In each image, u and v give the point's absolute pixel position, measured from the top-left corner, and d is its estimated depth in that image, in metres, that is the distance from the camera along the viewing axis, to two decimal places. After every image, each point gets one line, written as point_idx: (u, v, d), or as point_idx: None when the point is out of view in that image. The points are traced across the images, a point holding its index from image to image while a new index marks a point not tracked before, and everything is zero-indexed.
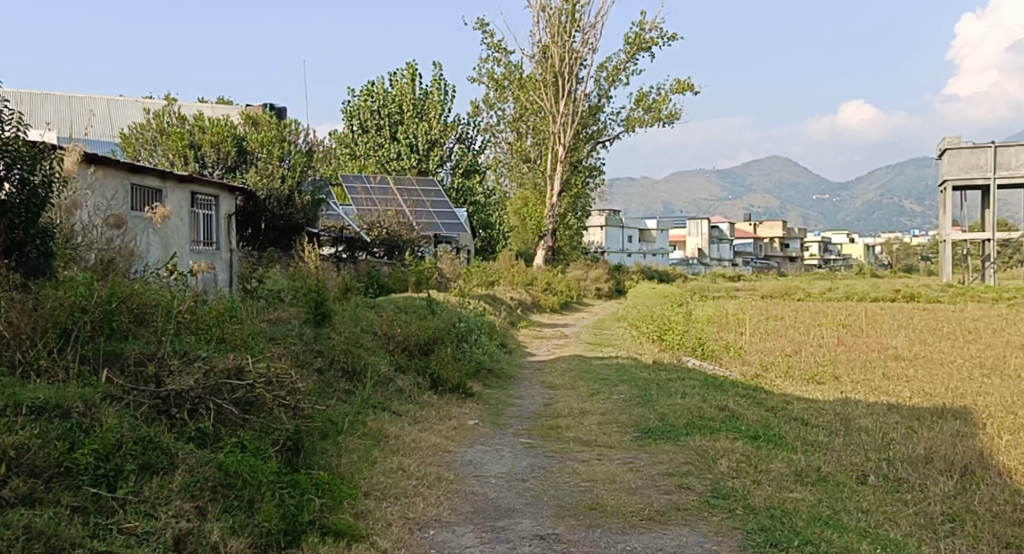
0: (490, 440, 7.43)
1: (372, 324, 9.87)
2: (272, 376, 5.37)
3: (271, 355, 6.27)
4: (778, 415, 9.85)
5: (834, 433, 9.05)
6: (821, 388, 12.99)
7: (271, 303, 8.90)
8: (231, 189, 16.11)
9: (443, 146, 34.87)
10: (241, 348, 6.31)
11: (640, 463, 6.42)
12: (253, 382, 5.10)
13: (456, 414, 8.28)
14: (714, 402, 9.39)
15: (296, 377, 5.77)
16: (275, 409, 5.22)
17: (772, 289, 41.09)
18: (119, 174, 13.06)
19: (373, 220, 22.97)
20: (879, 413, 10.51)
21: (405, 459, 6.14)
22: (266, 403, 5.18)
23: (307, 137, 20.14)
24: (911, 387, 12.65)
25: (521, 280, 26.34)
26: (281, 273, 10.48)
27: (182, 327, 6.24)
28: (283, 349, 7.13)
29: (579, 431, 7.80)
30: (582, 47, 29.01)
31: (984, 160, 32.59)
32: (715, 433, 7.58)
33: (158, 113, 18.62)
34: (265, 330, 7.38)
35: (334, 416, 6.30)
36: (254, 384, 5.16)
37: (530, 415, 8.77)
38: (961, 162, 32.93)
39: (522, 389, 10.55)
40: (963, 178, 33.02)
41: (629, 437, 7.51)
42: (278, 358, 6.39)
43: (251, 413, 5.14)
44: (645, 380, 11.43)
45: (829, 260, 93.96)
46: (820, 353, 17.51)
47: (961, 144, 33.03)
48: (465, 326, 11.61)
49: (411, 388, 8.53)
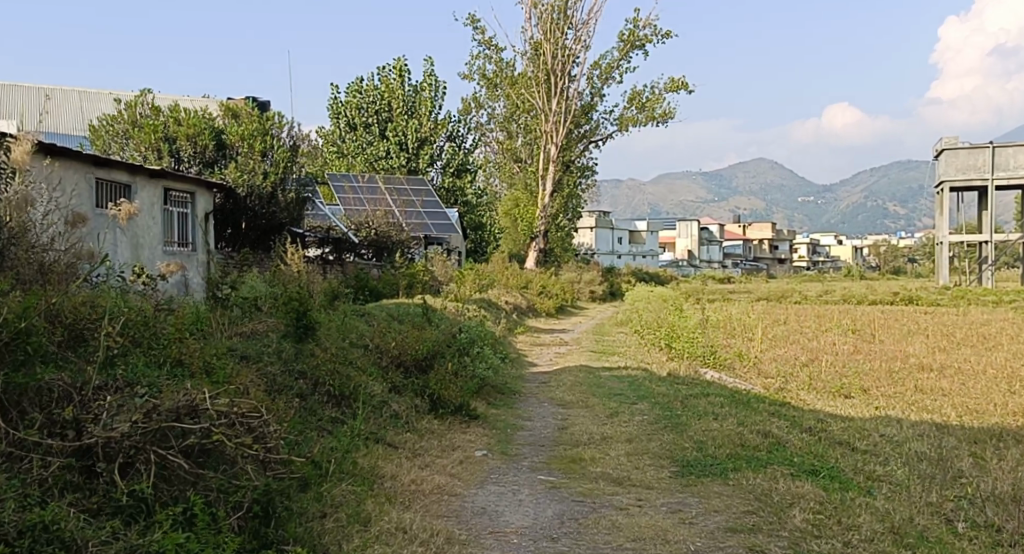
0: (502, 478, 6.28)
1: (363, 336, 8.71)
2: (239, 407, 4.20)
3: (238, 384, 5.13)
4: (820, 438, 8.72)
5: (889, 461, 7.91)
6: (852, 403, 11.87)
7: (247, 313, 7.73)
8: (208, 185, 14.92)
9: (433, 145, 33.62)
10: (201, 377, 5.16)
11: (690, 512, 5.30)
12: (210, 424, 3.94)
13: (462, 444, 7.12)
14: (753, 426, 8.22)
15: (267, 413, 4.59)
16: (239, 461, 4.07)
17: (768, 292, 40.07)
18: (82, 167, 11.87)
19: (360, 220, 21.76)
20: (928, 435, 9.36)
21: (405, 513, 4.98)
22: (226, 452, 4.02)
23: (292, 130, 18.74)
24: (951, 402, 11.54)
25: (515, 284, 25.19)
26: (259, 277, 9.26)
27: (130, 349, 5.07)
28: (254, 373, 5.96)
29: (606, 465, 6.63)
30: (575, 45, 27.88)
31: (982, 160, 31.62)
32: (768, 469, 6.44)
33: (130, 104, 17.11)
34: (232, 348, 6.21)
35: (317, 458, 5.14)
36: (211, 428, 3.95)
37: (545, 442, 7.61)
38: (959, 163, 31.91)
39: (531, 408, 9.36)
40: (961, 179, 32.04)
41: (667, 473, 6.35)
42: (247, 387, 5.23)
43: (206, 466, 4.01)
44: (665, 397, 10.26)
45: (819, 263, 93.04)
46: (837, 361, 16.38)
47: (959, 144, 32.00)
48: (466, 336, 10.42)
49: (408, 413, 7.36)
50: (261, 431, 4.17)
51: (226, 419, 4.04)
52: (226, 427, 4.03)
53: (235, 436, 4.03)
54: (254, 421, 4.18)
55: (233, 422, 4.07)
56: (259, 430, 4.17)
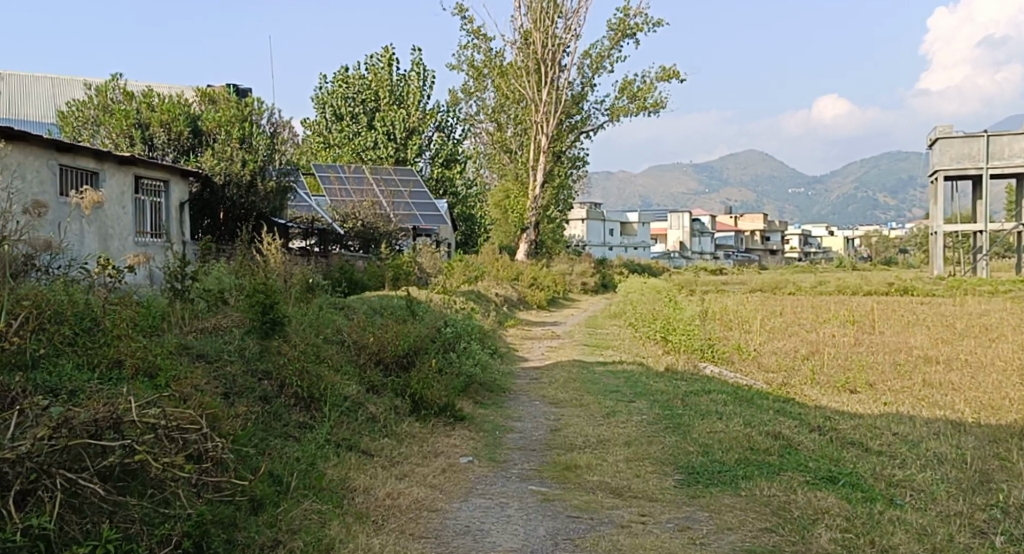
0: (489, 489, 5.67)
1: (340, 330, 8.07)
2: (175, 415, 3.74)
3: (184, 389, 4.53)
4: (831, 438, 8.11)
5: (909, 463, 7.32)
6: (859, 399, 11.30)
7: (211, 307, 7.11)
8: (183, 172, 14.27)
9: (422, 135, 32.92)
10: (141, 383, 4.58)
11: (700, 530, 4.72)
12: (132, 441, 3.50)
13: (446, 450, 6.50)
14: (762, 427, 7.60)
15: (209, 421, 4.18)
16: (167, 483, 3.70)
17: (762, 283, 39.48)
18: (44, 153, 11.24)
19: (346, 210, 21.05)
20: (945, 434, 8.77)
21: (376, 538, 4.41)
22: (153, 473, 3.59)
23: (273, 117, 18.03)
24: (963, 398, 10.98)
25: (505, 276, 24.54)
26: (227, 267, 8.62)
27: (50, 354, 4.53)
28: (205, 374, 5.38)
29: (604, 473, 6.01)
30: (565, 34, 27.17)
31: (976, 149, 31.05)
32: (781, 476, 5.86)
33: (101, 89, 16.40)
34: (181, 346, 5.65)
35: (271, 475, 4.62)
36: (134, 444, 3.52)
37: (536, 446, 6.99)
38: (953, 152, 31.33)
39: (521, 408, 8.74)
40: (954, 168, 31.43)
41: (672, 483, 5.74)
42: (193, 392, 4.60)
43: (128, 491, 3.62)
44: (664, 395, 9.62)
45: (810, 253, 92.56)
46: (838, 354, 15.81)
47: (953, 133, 31.46)
48: (452, 330, 9.77)
49: (387, 414, 6.73)
50: (199, 447, 3.75)
51: (152, 435, 3.60)
52: (153, 444, 3.59)
53: (165, 454, 3.60)
54: (191, 433, 3.75)
55: (162, 438, 3.62)
56: (196, 444, 3.74)
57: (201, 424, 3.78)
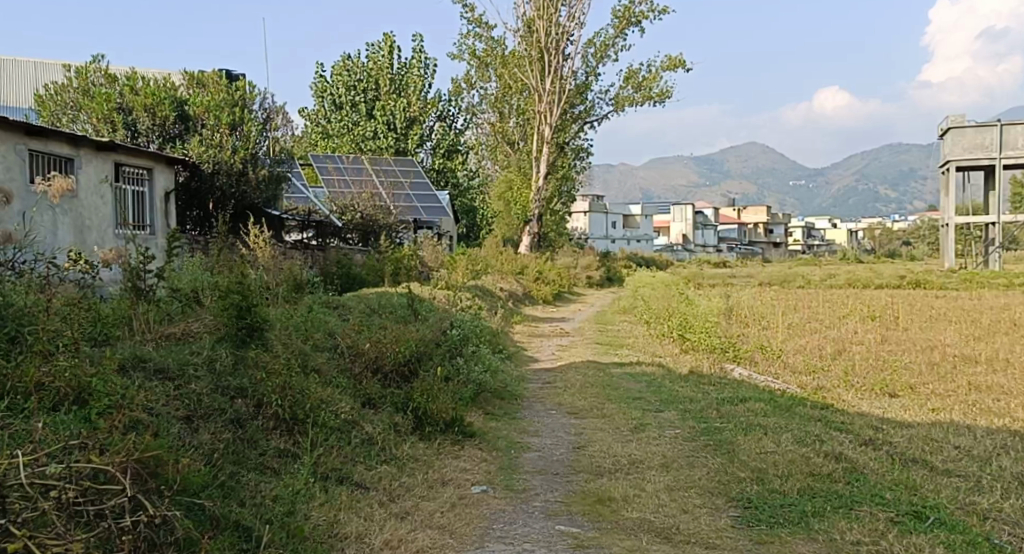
0: (510, 529, 4.70)
1: (332, 335, 7.09)
2: (82, 474, 3.32)
3: (118, 427, 3.75)
4: (890, 454, 7.13)
5: (987, 485, 6.35)
6: (902, 405, 10.33)
7: (182, 310, 6.13)
8: (168, 160, 13.29)
9: (423, 125, 31.90)
10: (61, 421, 3.76)
11: None
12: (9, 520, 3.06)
13: (455, 477, 5.54)
14: (814, 444, 6.62)
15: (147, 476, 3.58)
16: None
17: (771, 275, 38.50)
18: (12, 136, 10.28)
19: (344, 202, 20.03)
20: (1012, 449, 7.78)
21: None
22: None
23: (265, 102, 17.02)
24: (1014, 405, 10.02)
25: (509, 270, 23.56)
26: (204, 262, 7.64)
27: None
28: (155, 396, 4.48)
29: (645, 507, 5.05)
30: (569, 22, 26.03)
31: (990, 139, 29.92)
32: (856, 511, 4.90)
33: (82, 72, 15.41)
34: (127, 361, 4.73)
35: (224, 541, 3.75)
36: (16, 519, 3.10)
37: (560, 470, 6.04)
38: (966, 142, 30.22)
39: (538, 420, 7.76)
40: (967, 159, 30.34)
41: (728, 521, 4.82)
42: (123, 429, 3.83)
43: None
44: (695, 403, 8.65)
45: (812, 245, 91.35)
46: (867, 353, 14.84)
47: (966, 123, 30.37)
48: (459, 331, 8.77)
49: (385, 435, 5.74)
50: (109, 521, 3.29)
51: (44, 508, 3.16)
52: (43, 524, 3.14)
53: (58, 536, 3.12)
54: (107, 501, 3.33)
55: (57, 514, 3.19)
56: (106, 521, 3.30)
57: (123, 488, 3.36)
